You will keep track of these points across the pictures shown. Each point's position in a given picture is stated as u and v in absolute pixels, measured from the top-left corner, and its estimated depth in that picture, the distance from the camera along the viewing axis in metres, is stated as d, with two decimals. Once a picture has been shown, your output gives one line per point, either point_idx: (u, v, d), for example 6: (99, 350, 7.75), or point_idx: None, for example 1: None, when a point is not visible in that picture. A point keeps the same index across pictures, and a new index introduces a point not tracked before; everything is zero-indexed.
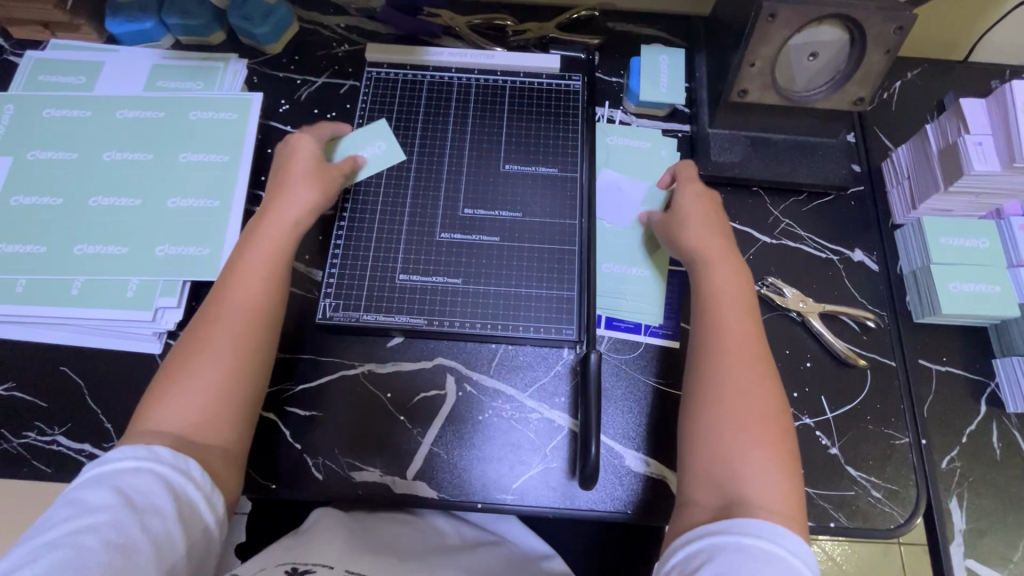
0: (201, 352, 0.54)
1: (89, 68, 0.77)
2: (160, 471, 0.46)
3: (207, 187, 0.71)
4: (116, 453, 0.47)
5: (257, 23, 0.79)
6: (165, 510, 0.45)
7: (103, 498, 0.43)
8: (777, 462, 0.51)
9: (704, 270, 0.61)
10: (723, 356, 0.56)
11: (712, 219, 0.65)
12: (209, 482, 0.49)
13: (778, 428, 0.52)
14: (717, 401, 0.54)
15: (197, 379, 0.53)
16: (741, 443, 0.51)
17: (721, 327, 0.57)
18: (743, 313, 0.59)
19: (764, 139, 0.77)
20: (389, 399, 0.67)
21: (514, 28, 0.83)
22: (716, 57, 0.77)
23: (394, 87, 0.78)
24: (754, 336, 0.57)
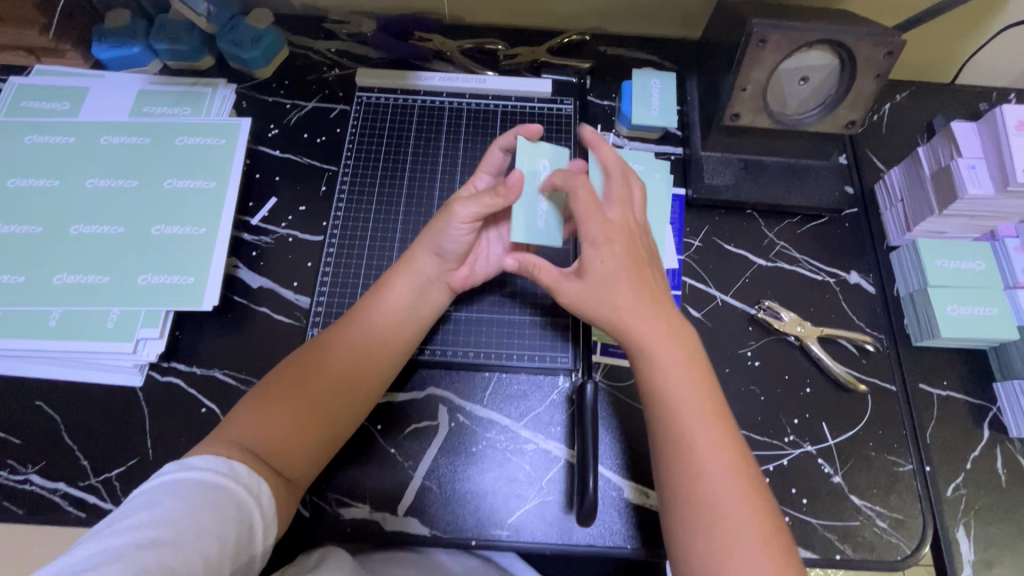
0: (312, 400, 0.55)
1: (73, 93, 0.75)
2: (233, 490, 0.47)
3: (193, 214, 0.69)
4: (198, 459, 0.47)
5: (247, 48, 0.79)
6: (230, 532, 0.44)
7: (177, 509, 0.43)
8: (768, 544, 0.47)
9: (644, 363, 0.53)
10: (682, 444, 0.51)
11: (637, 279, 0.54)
12: (274, 507, 0.49)
13: (762, 517, 0.48)
14: (693, 498, 0.49)
15: (305, 426, 0.54)
16: (730, 559, 0.46)
17: (674, 412, 0.52)
18: (693, 383, 0.52)
19: (756, 162, 0.76)
20: (379, 429, 0.64)
21: (505, 52, 0.84)
22: (707, 80, 0.77)
23: (385, 112, 0.77)
24: (710, 408, 0.52)
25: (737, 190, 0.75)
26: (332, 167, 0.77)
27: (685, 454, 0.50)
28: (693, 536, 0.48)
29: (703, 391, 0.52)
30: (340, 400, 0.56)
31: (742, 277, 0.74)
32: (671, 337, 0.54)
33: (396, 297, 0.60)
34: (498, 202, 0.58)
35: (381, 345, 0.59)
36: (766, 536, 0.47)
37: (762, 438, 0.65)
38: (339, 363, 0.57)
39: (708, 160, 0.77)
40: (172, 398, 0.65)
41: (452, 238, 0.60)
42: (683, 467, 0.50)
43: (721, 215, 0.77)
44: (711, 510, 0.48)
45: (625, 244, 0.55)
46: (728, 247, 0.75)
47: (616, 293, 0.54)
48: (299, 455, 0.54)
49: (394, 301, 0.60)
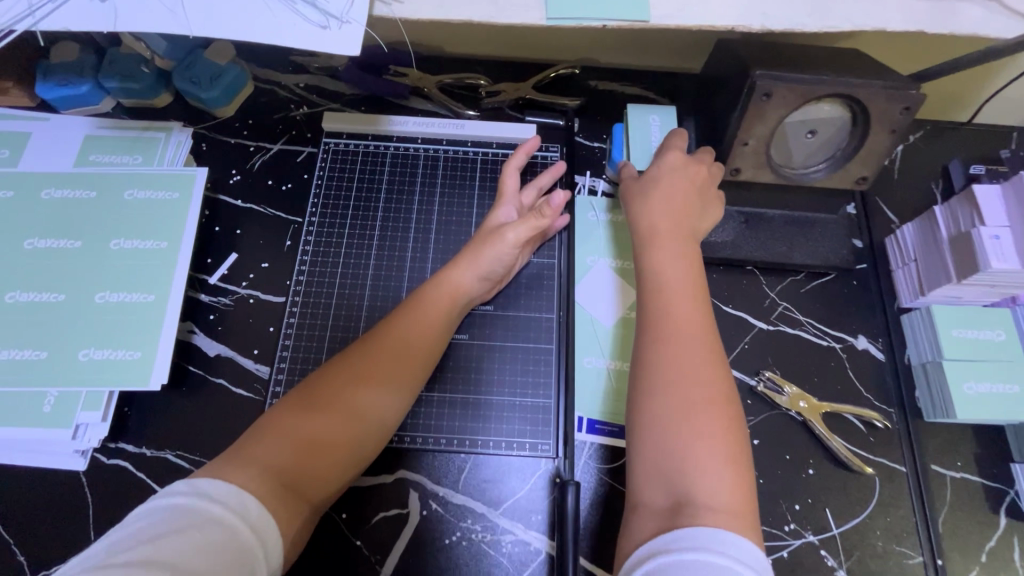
0: (380, 364, 0.56)
1: (13, 139, 0.69)
2: (236, 530, 0.42)
3: (142, 278, 0.63)
4: (210, 486, 0.43)
5: (206, 87, 0.73)
6: None
7: (170, 552, 0.38)
8: (734, 475, 0.48)
9: (645, 251, 0.60)
10: (669, 362, 0.53)
11: (676, 201, 0.62)
12: (278, 554, 0.44)
13: (726, 426, 0.50)
14: (673, 383, 0.52)
15: (371, 388, 0.55)
16: (686, 436, 0.49)
17: (670, 329, 0.54)
18: (690, 299, 0.56)
19: (758, 216, 0.70)
20: (344, 518, 0.59)
21: (488, 89, 0.77)
22: (705, 124, 0.71)
23: (354, 160, 0.71)
24: (709, 341, 0.54)
25: (737, 247, 0.70)
26: (296, 219, 0.71)
27: (671, 345, 0.53)
28: (662, 444, 0.50)
29: (696, 310, 0.56)
30: (408, 374, 0.57)
31: (742, 342, 0.68)
32: (674, 264, 0.58)
33: (460, 272, 0.62)
34: (545, 222, 0.64)
35: (442, 315, 0.61)
36: (730, 459, 0.49)
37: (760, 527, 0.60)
38: (408, 328, 0.59)
39: None
40: (117, 483, 0.59)
41: (497, 261, 0.63)
42: (661, 384, 0.52)
43: (720, 272, 0.71)
44: (685, 423, 0.50)
45: (684, 175, 0.63)
46: (727, 308, 0.70)
47: (650, 205, 0.62)
48: (356, 425, 0.53)
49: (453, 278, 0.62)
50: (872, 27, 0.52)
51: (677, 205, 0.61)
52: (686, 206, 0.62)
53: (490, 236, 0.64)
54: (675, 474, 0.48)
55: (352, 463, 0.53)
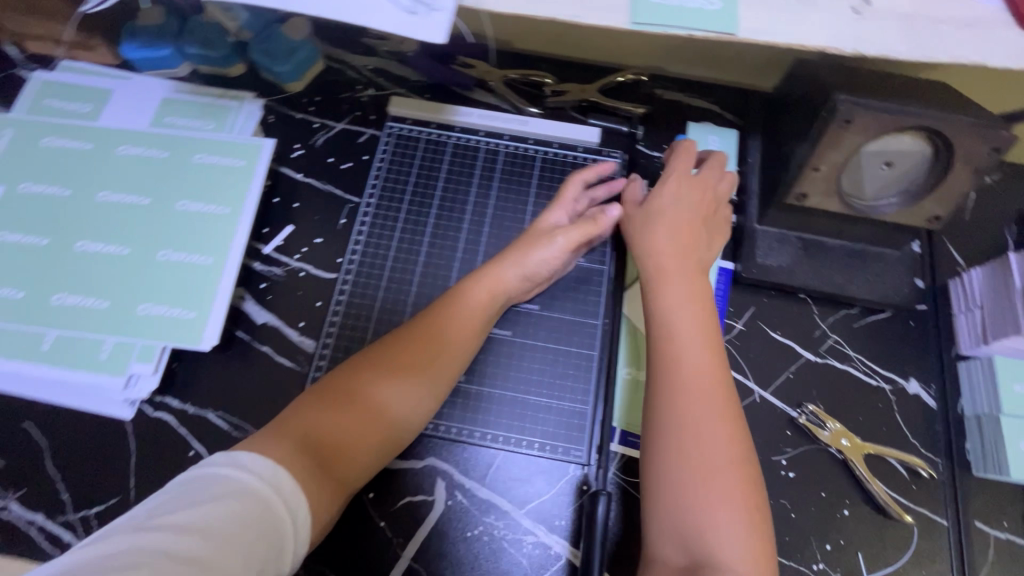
0: (398, 371, 0.55)
1: (95, 94, 0.72)
2: (270, 501, 0.43)
3: (204, 240, 0.65)
4: (247, 458, 0.44)
5: (280, 61, 0.75)
6: (257, 553, 0.40)
7: (208, 516, 0.40)
8: (753, 530, 0.49)
9: (656, 290, 0.59)
10: (684, 418, 0.52)
11: (685, 228, 0.62)
12: (307, 527, 0.45)
13: (745, 485, 0.51)
14: (691, 442, 0.51)
15: (389, 396, 0.54)
16: (705, 498, 0.49)
17: (684, 380, 0.54)
18: (704, 348, 0.56)
19: (817, 243, 0.69)
20: (371, 498, 0.60)
21: (554, 88, 0.76)
22: (773, 145, 0.69)
23: (417, 146, 0.71)
24: (715, 389, 0.54)
25: (792, 273, 0.68)
26: (354, 198, 0.72)
27: (685, 399, 0.53)
28: (681, 504, 0.50)
29: (713, 360, 0.55)
30: (432, 379, 0.57)
31: (787, 370, 0.67)
32: (684, 304, 0.58)
33: (496, 275, 0.62)
34: (597, 230, 0.64)
35: (473, 324, 0.60)
36: (750, 520, 0.49)
37: (787, 562, 0.59)
38: (430, 337, 0.58)
39: (763, 236, 0.69)
40: (160, 436, 0.62)
41: (543, 263, 0.63)
42: (675, 442, 0.52)
43: (771, 297, 0.69)
44: (705, 485, 0.50)
45: (689, 196, 0.64)
46: (774, 335, 0.68)
47: (656, 239, 0.62)
48: (377, 434, 0.53)
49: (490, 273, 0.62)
50: (971, 61, 0.50)
51: (683, 235, 0.61)
52: (697, 233, 0.62)
53: (540, 232, 0.64)
54: (695, 534, 0.49)
55: (373, 468, 0.54)
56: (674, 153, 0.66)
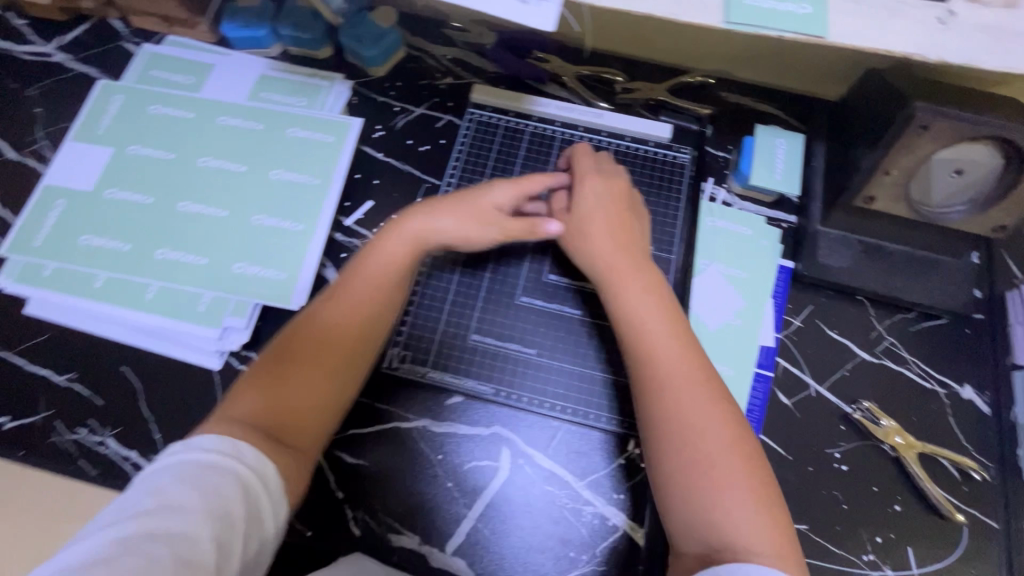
0: (297, 340, 0.56)
1: (199, 68, 0.77)
2: (234, 469, 0.45)
3: (295, 208, 0.69)
4: (201, 441, 0.45)
5: (367, 45, 0.79)
6: (234, 517, 0.43)
7: (187, 496, 0.42)
8: (759, 501, 0.50)
9: (615, 290, 0.61)
10: (669, 410, 0.54)
11: (616, 225, 0.64)
12: (281, 491, 0.47)
13: (741, 459, 0.52)
14: (678, 431, 0.53)
15: (305, 368, 0.55)
16: (711, 483, 0.51)
17: (659, 372, 0.56)
18: (674, 338, 0.58)
19: (878, 247, 0.70)
20: (440, 460, 0.63)
21: (623, 85, 0.80)
22: (840, 150, 0.71)
23: (496, 133, 0.75)
24: (694, 372, 0.56)
25: (852, 274, 0.70)
26: (432, 179, 0.75)
27: (662, 392, 0.55)
28: (688, 495, 0.51)
29: (682, 348, 0.57)
30: (344, 341, 0.57)
31: (843, 369, 0.68)
32: (642, 297, 0.60)
33: (405, 241, 0.62)
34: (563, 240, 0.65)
35: (375, 285, 0.60)
36: (756, 492, 0.50)
37: (839, 551, 0.61)
38: (318, 304, 0.59)
39: (825, 237, 0.71)
40: None
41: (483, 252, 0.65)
42: (667, 436, 0.53)
43: (829, 297, 0.71)
44: (707, 471, 0.51)
45: (614, 195, 0.66)
46: (831, 333, 0.70)
47: (596, 238, 0.64)
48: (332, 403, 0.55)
49: (408, 234, 0.62)
50: None
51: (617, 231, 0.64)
52: (625, 226, 0.64)
53: (476, 208, 0.64)
54: (709, 521, 0.50)
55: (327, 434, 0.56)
56: (573, 156, 0.69)
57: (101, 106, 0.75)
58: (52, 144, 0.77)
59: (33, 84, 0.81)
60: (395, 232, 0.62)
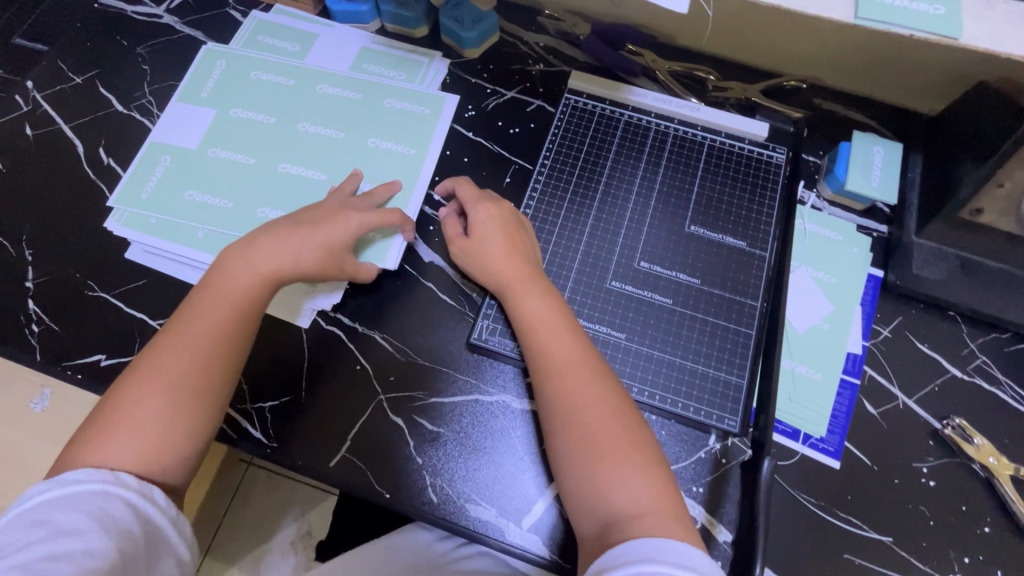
0: (146, 371, 0.55)
1: (305, 38, 0.80)
2: (123, 493, 0.48)
3: (392, 176, 0.72)
4: (73, 474, 0.48)
5: (467, 27, 0.80)
6: (133, 533, 0.47)
7: (79, 521, 0.45)
8: (647, 474, 0.53)
9: (509, 297, 0.62)
10: (559, 405, 0.56)
11: (506, 241, 0.65)
12: (173, 507, 0.51)
13: (624, 436, 0.54)
14: (564, 423, 0.56)
15: (146, 403, 0.53)
16: (602, 468, 0.53)
17: (550, 367, 0.58)
18: (565, 338, 0.59)
19: (976, 264, 0.69)
20: (519, 437, 0.63)
21: (716, 84, 0.80)
22: (942, 163, 0.70)
23: (590, 119, 0.76)
24: (583, 364, 0.58)
25: (947, 288, 0.68)
26: (521, 162, 0.76)
27: (551, 384, 0.57)
28: (578, 480, 0.54)
29: (575, 346, 0.59)
30: (197, 372, 0.55)
31: (932, 383, 0.66)
32: (537, 301, 0.61)
33: (270, 260, 0.61)
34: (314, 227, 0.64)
35: (230, 309, 0.59)
36: (644, 464, 0.53)
37: (923, 567, 0.59)
38: (168, 344, 0.56)
39: (920, 249, 0.70)
40: (333, 347, 0.67)
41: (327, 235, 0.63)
42: (557, 428, 0.56)
43: (920, 311, 0.70)
44: (594, 458, 0.53)
45: (494, 215, 0.66)
46: (922, 346, 0.68)
47: (490, 251, 0.64)
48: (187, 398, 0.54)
49: (252, 261, 0.61)
50: None
51: (506, 244, 0.64)
52: (514, 240, 0.65)
53: (321, 251, 0.62)
54: (599, 502, 0.52)
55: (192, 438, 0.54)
56: (454, 189, 0.70)
57: (207, 70, 0.78)
58: (156, 101, 0.80)
59: (142, 44, 0.84)
60: (238, 259, 0.61)
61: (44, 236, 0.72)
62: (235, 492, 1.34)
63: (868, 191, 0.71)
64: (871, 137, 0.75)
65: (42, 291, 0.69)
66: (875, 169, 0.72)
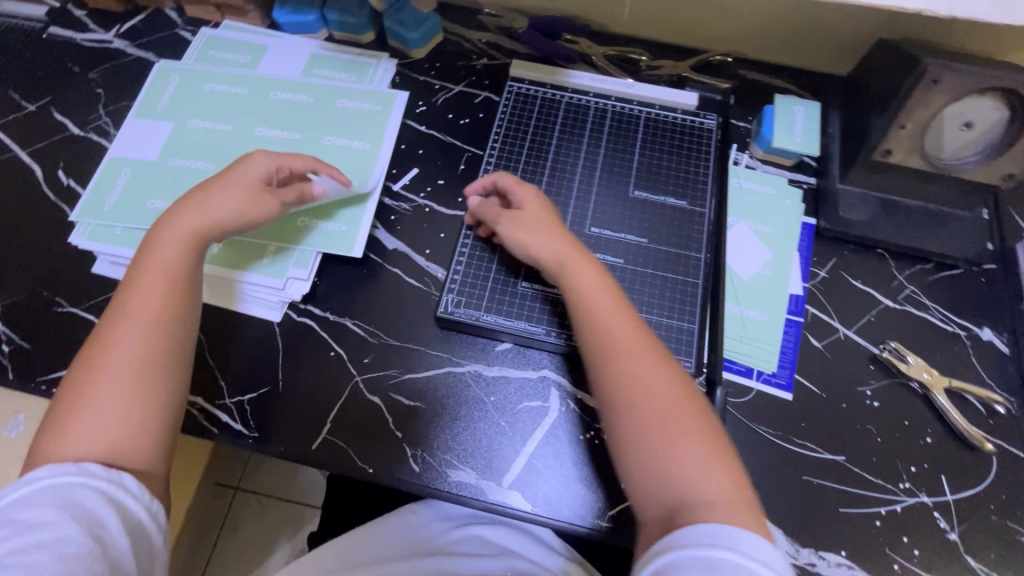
0: (100, 357, 0.55)
1: (254, 50, 0.84)
2: (91, 482, 0.49)
3: (350, 169, 0.75)
4: (38, 472, 0.49)
5: (410, 29, 0.84)
6: (107, 520, 0.47)
7: (50, 513, 0.46)
8: (714, 455, 0.51)
9: (564, 281, 0.61)
10: (621, 385, 0.55)
11: (552, 228, 0.64)
12: (148, 492, 0.51)
13: (689, 415, 0.53)
14: (626, 402, 0.54)
15: (101, 387, 0.54)
16: (668, 451, 0.51)
17: (611, 347, 0.57)
18: (624, 320, 0.58)
19: (895, 203, 0.75)
20: (492, 402, 0.66)
21: (649, 63, 0.85)
22: (856, 116, 0.76)
23: (534, 103, 0.80)
24: (642, 346, 0.57)
25: (872, 228, 0.74)
26: (473, 149, 0.80)
27: (613, 366, 0.56)
28: (643, 463, 0.52)
29: (634, 328, 0.58)
30: (145, 340, 0.56)
31: (868, 314, 0.72)
32: (592, 283, 0.60)
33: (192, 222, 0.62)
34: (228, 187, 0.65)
35: (165, 277, 0.59)
36: (710, 443, 0.52)
37: (876, 480, 0.63)
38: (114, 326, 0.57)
39: (845, 194, 0.76)
40: (307, 337, 0.69)
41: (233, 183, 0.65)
42: (617, 409, 0.54)
43: (851, 251, 0.76)
44: (660, 439, 0.52)
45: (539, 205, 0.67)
46: (856, 283, 0.74)
47: (541, 236, 0.63)
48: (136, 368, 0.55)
49: (179, 230, 0.61)
50: None
51: (554, 231, 0.64)
52: (559, 227, 0.65)
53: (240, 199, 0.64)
54: (667, 486, 0.50)
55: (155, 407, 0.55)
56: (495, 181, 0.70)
57: (161, 85, 0.80)
58: (113, 121, 0.81)
59: (94, 68, 0.86)
60: (167, 233, 0.61)
61: (8, 259, 0.72)
62: (225, 517, 1.34)
63: (792, 147, 0.77)
64: (794, 99, 0.81)
65: (10, 313, 0.69)
66: (798, 126, 0.78)
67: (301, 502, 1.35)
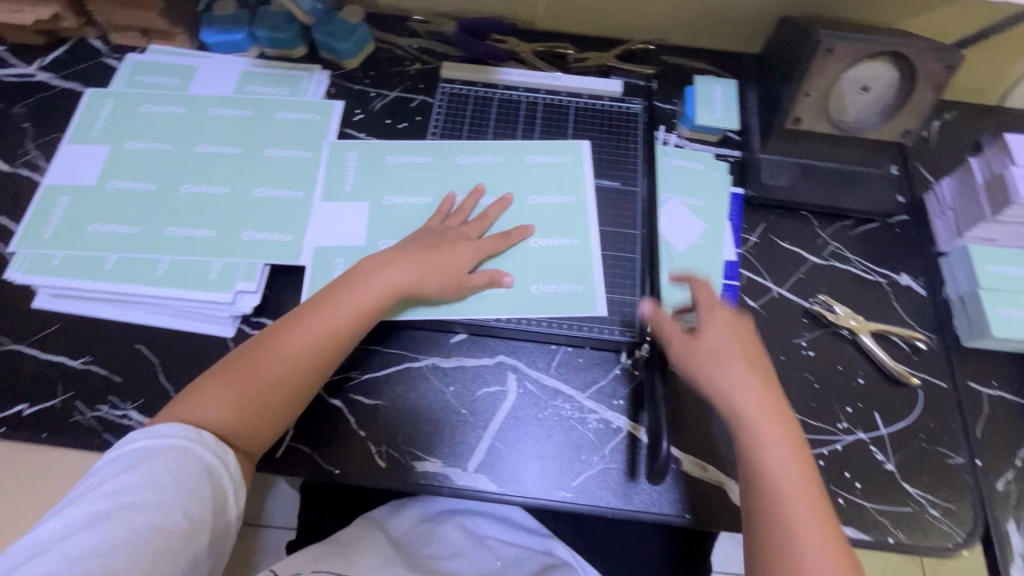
0: (257, 351, 0.59)
1: (184, 71, 0.84)
2: (200, 454, 0.53)
3: (292, 179, 0.76)
4: (166, 427, 0.54)
5: (341, 39, 0.85)
6: (201, 497, 0.51)
7: (163, 475, 0.51)
8: (840, 560, 0.51)
9: (709, 370, 0.59)
10: (762, 474, 0.54)
11: (721, 324, 0.61)
12: (240, 474, 0.56)
13: (819, 517, 0.52)
14: (768, 495, 0.54)
15: (240, 381, 0.58)
16: (801, 551, 0.51)
17: (755, 439, 0.56)
18: (771, 408, 0.57)
19: (813, 167, 0.80)
20: (452, 392, 0.68)
21: (575, 56, 0.89)
22: (769, 90, 0.82)
23: (467, 101, 0.83)
24: (786, 438, 0.56)
25: (794, 191, 0.79)
26: None
27: (755, 457, 0.55)
28: (769, 558, 0.52)
29: (779, 418, 0.57)
30: (294, 369, 0.60)
31: (797, 272, 0.77)
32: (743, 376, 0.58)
33: (403, 273, 0.65)
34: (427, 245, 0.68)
35: (343, 324, 0.62)
36: (839, 548, 0.51)
37: (817, 423, 0.68)
38: (281, 335, 0.60)
39: (766, 163, 0.81)
40: None
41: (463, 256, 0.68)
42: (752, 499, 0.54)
43: (778, 216, 0.81)
44: (793, 539, 0.51)
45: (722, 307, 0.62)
46: (784, 244, 0.79)
47: (706, 333, 0.61)
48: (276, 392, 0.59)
49: (383, 282, 0.64)
50: None
51: (724, 326, 0.61)
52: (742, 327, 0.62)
53: (445, 270, 0.67)
54: None
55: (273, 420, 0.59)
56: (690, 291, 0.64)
57: (92, 111, 0.80)
58: (44, 154, 0.80)
59: (19, 102, 0.84)
60: (381, 275, 0.65)
61: None
62: None
63: (713, 122, 0.82)
64: (711, 78, 0.86)
65: None
66: (717, 103, 0.83)
67: (263, 524, 1.19)
